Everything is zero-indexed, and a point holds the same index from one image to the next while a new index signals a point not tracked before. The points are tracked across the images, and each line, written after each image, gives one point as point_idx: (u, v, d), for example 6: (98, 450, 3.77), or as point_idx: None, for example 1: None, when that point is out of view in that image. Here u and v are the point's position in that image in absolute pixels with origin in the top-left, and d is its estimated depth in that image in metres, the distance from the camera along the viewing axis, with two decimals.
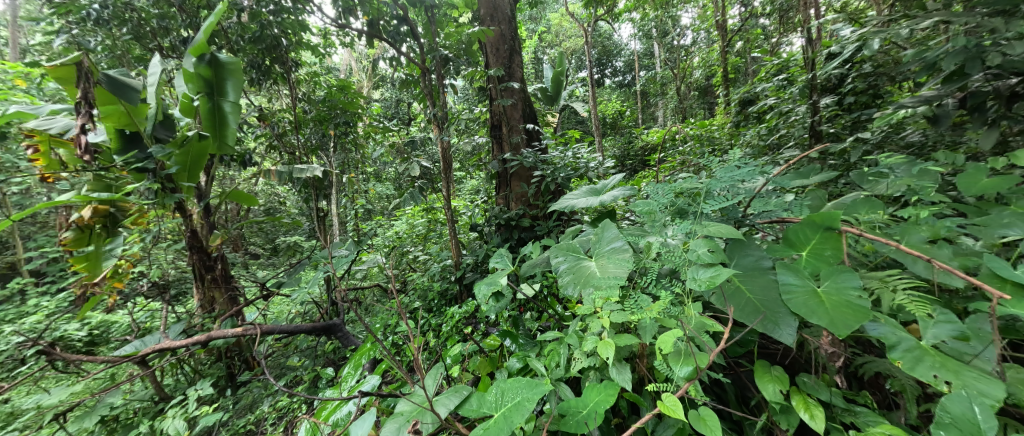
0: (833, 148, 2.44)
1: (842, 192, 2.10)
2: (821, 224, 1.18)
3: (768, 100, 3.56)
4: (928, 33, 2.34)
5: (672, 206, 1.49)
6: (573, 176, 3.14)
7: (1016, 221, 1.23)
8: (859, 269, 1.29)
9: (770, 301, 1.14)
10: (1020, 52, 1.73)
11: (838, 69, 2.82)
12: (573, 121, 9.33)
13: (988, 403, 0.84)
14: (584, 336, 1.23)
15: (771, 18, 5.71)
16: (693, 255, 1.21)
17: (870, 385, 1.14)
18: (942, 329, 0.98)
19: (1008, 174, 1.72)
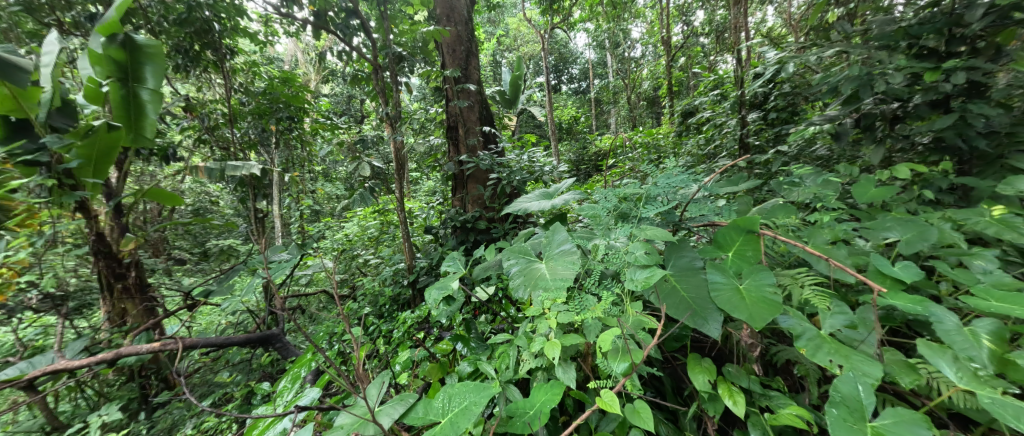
0: (759, 158, 2.72)
1: (766, 199, 2.34)
2: (744, 228, 1.31)
3: (705, 112, 3.88)
4: (834, 60, 2.67)
5: (616, 208, 1.60)
6: (528, 179, 3.20)
7: (896, 224, 1.44)
8: (775, 268, 1.44)
9: (701, 299, 1.24)
10: (899, 81, 2.03)
11: (763, 87, 3.13)
12: (530, 125, 9.50)
13: (869, 381, 0.98)
14: (532, 337, 1.27)
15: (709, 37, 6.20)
16: (631, 257, 1.30)
17: (782, 372, 1.28)
18: (837, 320, 1.12)
19: (892, 184, 2.02)
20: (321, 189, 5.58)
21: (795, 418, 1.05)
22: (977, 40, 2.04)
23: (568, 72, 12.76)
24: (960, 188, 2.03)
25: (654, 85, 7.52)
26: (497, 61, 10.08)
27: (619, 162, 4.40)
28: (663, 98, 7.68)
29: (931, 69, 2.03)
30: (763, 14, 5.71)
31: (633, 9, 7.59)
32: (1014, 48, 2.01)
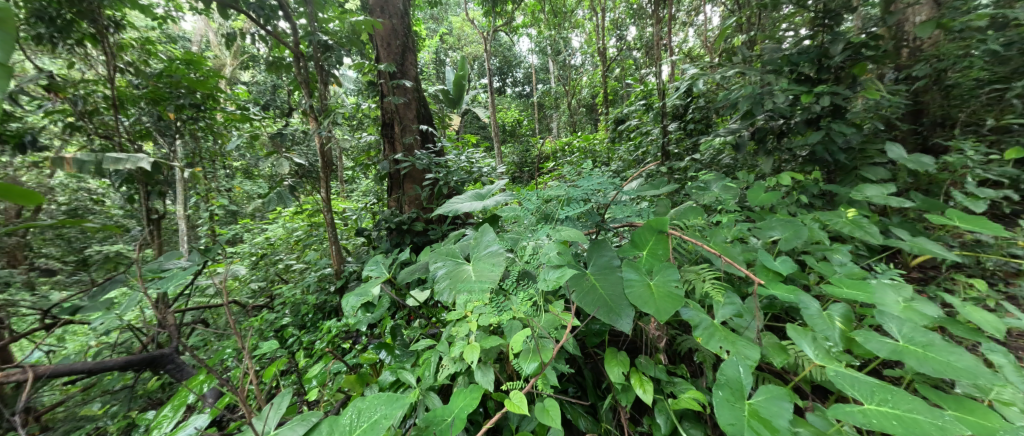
0: (678, 164, 2.96)
1: (683, 202, 2.56)
2: (656, 228, 1.41)
3: (636, 121, 4.13)
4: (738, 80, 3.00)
5: (539, 210, 1.66)
6: (467, 181, 3.14)
7: (779, 225, 1.66)
8: (683, 265, 1.58)
9: (616, 295, 1.31)
10: (782, 101, 2.35)
11: (683, 100, 3.42)
12: (474, 126, 9.41)
13: (748, 363, 1.12)
14: (453, 341, 1.26)
15: (642, 51, 6.60)
16: (545, 257, 1.35)
17: (686, 359, 1.41)
18: (727, 309, 1.26)
19: (782, 190, 2.32)
20: (238, 187, 5.01)
21: (692, 401, 1.16)
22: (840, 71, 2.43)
23: (511, 75, 12.86)
24: (832, 194, 2.39)
25: (592, 92, 7.83)
26: (440, 59, 9.89)
27: (558, 165, 4.50)
28: (600, 105, 8.02)
29: (807, 92, 2.38)
30: (687, 33, 6.21)
31: (572, 19, 7.87)
32: (865, 79, 2.43)
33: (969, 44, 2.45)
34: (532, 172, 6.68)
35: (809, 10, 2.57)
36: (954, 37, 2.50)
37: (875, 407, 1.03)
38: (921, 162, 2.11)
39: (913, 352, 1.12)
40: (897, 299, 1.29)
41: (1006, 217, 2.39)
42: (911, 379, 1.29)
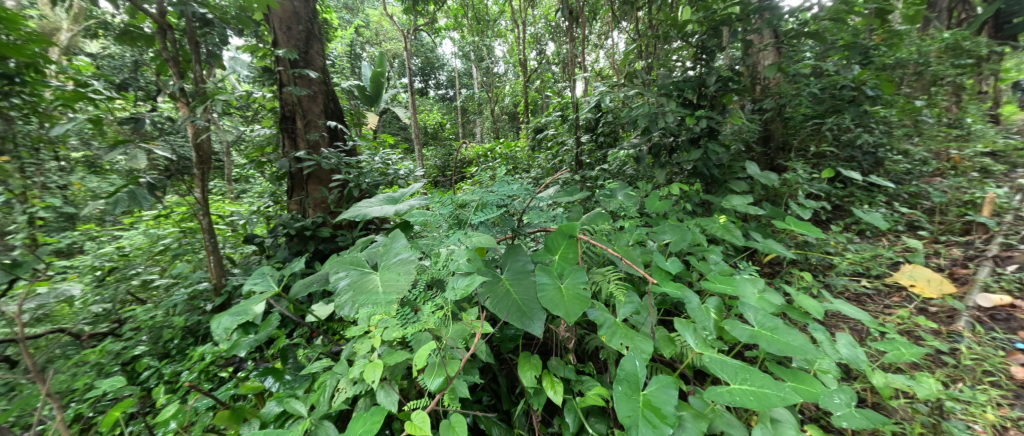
0: (589, 174, 3.13)
1: (593, 209, 2.72)
2: (567, 233, 1.47)
3: (553, 131, 4.29)
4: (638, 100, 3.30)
5: (453, 215, 1.64)
6: (382, 183, 2.94)
7: (669, 229, 1.86)
8: (591, 268, 1.67)
9: (530, 299, 1.33)
10: (671, 121, 2.65)
11: (594, 114, 3.64)
12: (392, 126, 8.94)
13: (643, 356, 1.21)
14: (352, 362, 1.18)
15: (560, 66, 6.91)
16: (454, 265, 1.32)
17: (592, 357, 1.49)
18: (627, 308, 1.36)
19: (674, 200, 2.60)
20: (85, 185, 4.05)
21: (597, 397, 1.22)
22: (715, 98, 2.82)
23: (433, 78, 12.54)
24: (711, 202, 2.74)
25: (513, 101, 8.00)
26: (355, 52, 9.22)
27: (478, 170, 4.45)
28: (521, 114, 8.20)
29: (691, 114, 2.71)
30: (598, 54, 6.71)
31: (495, 28, 7.95)
32: (732, 108, 2.85)
33: (799, 87, 3.02)
34: (454, 177, 6.52)
35: (693, 45, 2.96)
36: (791, 80, 3.06)
37: (739, 386, 1.19)
38: (769, 178, 2.56)
39: (767, 336, 1.33)
40: (754, 292, 1.53)
41: (828, 222, 2.99)
42: (765, 357, 1.53)
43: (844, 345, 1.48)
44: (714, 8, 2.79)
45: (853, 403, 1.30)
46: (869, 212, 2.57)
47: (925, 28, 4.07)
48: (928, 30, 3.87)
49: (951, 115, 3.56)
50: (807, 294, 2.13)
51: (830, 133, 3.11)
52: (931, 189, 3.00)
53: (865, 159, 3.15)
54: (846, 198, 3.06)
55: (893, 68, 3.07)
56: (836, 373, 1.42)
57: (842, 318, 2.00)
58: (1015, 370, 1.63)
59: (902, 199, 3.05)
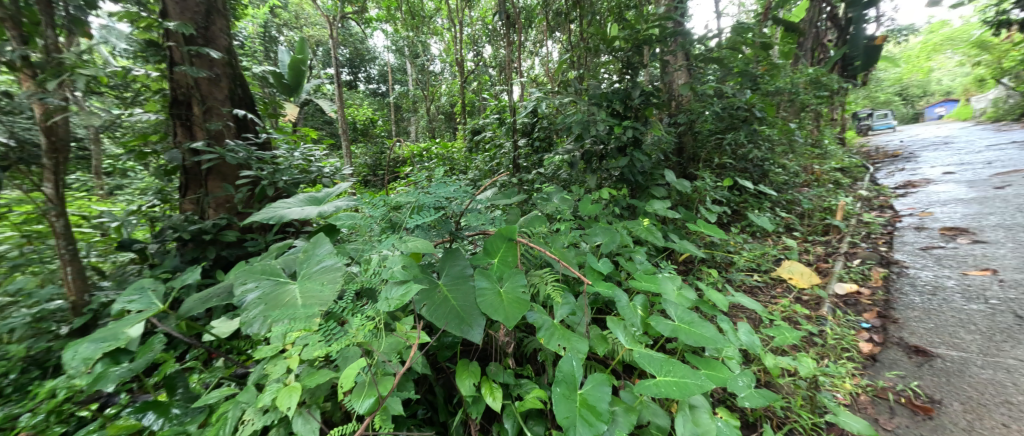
0: (526, 176, 3.13)
1: (530, 212, 2.73)
2: (506, 236, 1.42)
3: (490, 133, 4.23)
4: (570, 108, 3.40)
5: (386, 218, 1.52)
6: (303, 181, 2.65)
7: (601, 232, 1.91)
8: (529, 270, 1.65)
9: (468, 305, 1.26)
10: (601, 129, 2.75)
11: (530, 118, 3.64)
12: (316, 119, 8.23)
13: (579, 356, 1.21)
14: (263, 387, 1.04)
15: (498, 68, 6.92)
16: (387, 273, 1.22)
17: (531, 359, 1.46)
18: (564, 309, 1.35)
19: (606, 203, 2.70)
20: None
21: (536, 401, 1.20)
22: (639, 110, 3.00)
23: (364, 71, 11.85)
24: (636, 206, 2.90)
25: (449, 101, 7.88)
26: (272, 36, 8.34)
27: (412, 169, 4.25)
28: (458, 115, 8.09)
29: (619, 124, 2.86)
30: (533, 61, 6.88)
31: (431, 25, 7.73)
32: (653, 120, 3.07)
33: (704, 105, 3.26)
34: (385, 176, 6.19)
35: (618, 60, 3.09)
36: (699, 96, 3.27)
37: (663, 378, 1.22)
38: (683, 185, 2.79)
39: (687, 329, 1.39)
40: (674, 288, 1.61)
41: (729, 224, 3.35)
42: (680, 349, 1.60)
43: (744, 333, 1.57)
44: (638, 27, 2.96)
45: (754, 384, 1.36)
46: (759, 216, 2.91)
47: (795, 65, 4.86)
48: (802, 64, 4.58)
49: (822, 142, 4.81)
50: (714, 288, 2.33)
51: (729, 147, 3.49)
52: (801, 197, 3.63)
53: (755, 170, 3.63)
54: (742, 204, 3.46)
55: (773, 96, 3.60)
56: (739, 359, 1.51)
57: (742, 308, 2.20)
58: (862, 345, 1.86)
59: (781, 205, 3.62)
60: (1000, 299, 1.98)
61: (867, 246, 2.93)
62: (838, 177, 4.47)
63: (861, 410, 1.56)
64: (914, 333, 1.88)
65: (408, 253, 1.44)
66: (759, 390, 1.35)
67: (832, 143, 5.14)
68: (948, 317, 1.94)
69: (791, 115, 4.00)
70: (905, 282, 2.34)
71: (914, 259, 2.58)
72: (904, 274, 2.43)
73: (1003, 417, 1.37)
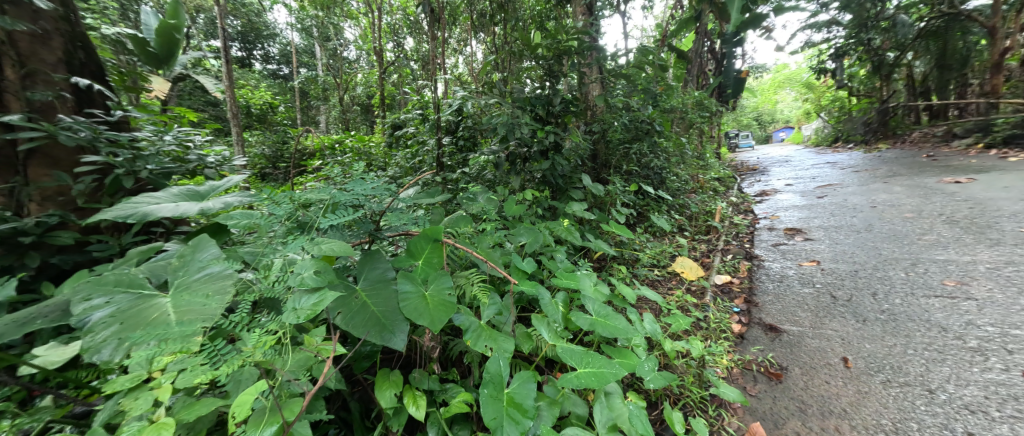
0: (449, 174, 3.03)
1: (453, 211, 2.67)
2: (431, 237, 1.34)
3: (411, 128, 4.00)
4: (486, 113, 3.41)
5: (292, 217, 1.34)
6: (178, 173, 2.05)
7: (526, 231, 1.92)
8: (455, 272, 1.58)
9: (390, 311, 1.15)
10: (524, 131, 2.78)
11: (453, 117, 3.50)
12: (198, 98, 7.01)
13: (506, 355, 1.18)
14: (120, 426, 0.83)
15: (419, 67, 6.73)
16: (295, 279, 1.06)
17: (457, 363, 1.40)
18: (491, 309, 1.31)
19: (527, 204, 2.74)
20: None
21: (463, 405, 1.14)
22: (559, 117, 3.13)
23: (261, 45, 10.46)
24: (556, 207, 2.99)
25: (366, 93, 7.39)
26: None
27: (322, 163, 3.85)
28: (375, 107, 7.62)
29: (541, 128, 2.93)
30: (457, 59, 6.80)
31: (345, 10, 7.18)
32: (570, 127, 3.23)
33: (616, 116, 3.53)
34: (288, 170, 5.55)
35: (539, 67, 3.11)
36: (610, 108, 3.52)
37: (583, 370, 1.23)
38: (598, 189, 2.98)
39: (603, 322, 1.44)
40: (591, 284, 1.68)
41: (636, 225, 3.63)
42: (596, 339, 1.62)
43: (649, 322, 1.66)
44: (559, 38, 3.00)
45: (656, 367, 1.40)
46: (661, 218, 3.23)
47: (685, 87, 5.56)
48: (690, 87, 5.26)
49: (702, 154, 5.64)
50: (624, 283, 2.48)
51: (635, 155, 3.82)
52: (690, 203, 4.17)
53: (655, 176, 4.02)
54: (647, 207, 3.77)
55: (669, 112, 4.17)
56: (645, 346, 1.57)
57: (646, 300, 2.36)
58: (733, 326, 2.03)
59: (675, 208, 4.10)
60: (822, 283, 2.37)
61: (738, 243, 3.40)
62: (716, 185, 5.22)
63: (735, 383, 1.67)
64: (767, 314, 2.13)
65: (318, 257, 1.28)
66: (662, 372, 1.40)
67: (711, 158, 5.97)
68: (789, 299, 2.25)
69: (682, 129, 4.87)
70: (761, 272, 2.72)
71: (767, 254, 3.07)
72: (762, 266, 2.82)
73: (830, 378, 1.55)
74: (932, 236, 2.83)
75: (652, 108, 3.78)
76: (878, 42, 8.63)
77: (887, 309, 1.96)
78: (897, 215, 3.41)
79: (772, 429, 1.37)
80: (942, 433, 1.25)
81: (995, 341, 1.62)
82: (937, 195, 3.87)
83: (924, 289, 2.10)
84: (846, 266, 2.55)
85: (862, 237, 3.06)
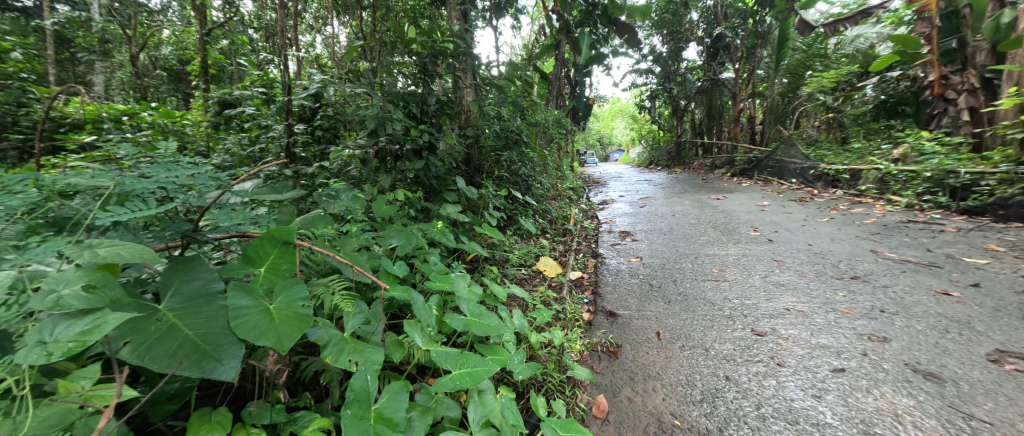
0: (303, 169, 2.67)
1: (308, 210, 2.41)
2: (279, 239, 1.16)
3: (246, 107, 3.17)
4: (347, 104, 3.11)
5: (38, 210, 1.01)
6: None
7: (397, 233, 1.83)
8: (311, 279, 1.42)
9: (215, 333, 0.97)
10: (396, 128, 2.64)
11: (309, 103, 3.04)
12: None
13: (374, 368, 1.10)
14: None
15: (263, 43, 5.79)
16: (51, 299, 0.81)
17: (309, 385, 1.25)
18: (356, 319, 1.21)
19: (397, 204, 2.63)
20: None
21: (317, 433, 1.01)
22: (433, 117, 3.08)
23: None
24: (429, 209, 2.95)
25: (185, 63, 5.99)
26: None
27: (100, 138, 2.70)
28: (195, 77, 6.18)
29: (415, 126, 2.83)
30: (313, 39, 6.10)
31: None
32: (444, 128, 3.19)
33: (488, 123, 3.66)
34: None
35: (414, 64, 3.01)
36: (483, 115, 3.67)
37: (458, 371, 1.23)
38: (471, 192, 3.04)
39: (477, 322, 1.47)
40: (465, 286, 1.70)
41: (506, 227, 3.80)
42: (468, 339, 1.63)
43: (517, 318, 1.76)
44: (434, 37, 2.94)
45: (525, 359, 1.50)
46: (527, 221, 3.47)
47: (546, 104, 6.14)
48: (549, 104, 5.82)
49: (558, 164, 6.28)
50: (495, 283, 2.58)
51: (504, 161, 4.01)
52: (550, 208, 4.61)
53: (521, 182, 4.29)
54: (515, 211, 4.00)
55: (533, 125, 4.54)
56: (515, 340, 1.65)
57: (514, 297, 2.50)
58: (584, 314, 2.30)
59: (539, 213, 4.46)
60: (642, 274, 2.89)
61: (587, 244, 3.89)
62: (570, 193, 5.89)
63: (585, 364, 1.86)
64: (608, 302, 2.47)
65: (95, 266, 1.00)
66: (530, 363, 1.49)
67: (565, 168, 6.72)
68: (623, 289, 2.66)
69: (544, 143, 5.31)
70: (604, 268, 3.15)
71: (609, 252, 3.58)
72: (604, 262, 3.28)
73: (650, 348, 1.88)
74: (707, 236, 3.76)
75: (519, 119, 4.04)
76: (676, 91, 11.36)
77: (682, 291, 2.50)
78: (688, 221, 4.45)
79: (611, 398, 1.56)
80: (712, 378, 1.60)
81: (740, 309, 2.17)
82: (710, 207, 5.18)
83: (701, 275, 2.75)
84: (660, 260, 3.17)
85: (668, 237, 3.86)
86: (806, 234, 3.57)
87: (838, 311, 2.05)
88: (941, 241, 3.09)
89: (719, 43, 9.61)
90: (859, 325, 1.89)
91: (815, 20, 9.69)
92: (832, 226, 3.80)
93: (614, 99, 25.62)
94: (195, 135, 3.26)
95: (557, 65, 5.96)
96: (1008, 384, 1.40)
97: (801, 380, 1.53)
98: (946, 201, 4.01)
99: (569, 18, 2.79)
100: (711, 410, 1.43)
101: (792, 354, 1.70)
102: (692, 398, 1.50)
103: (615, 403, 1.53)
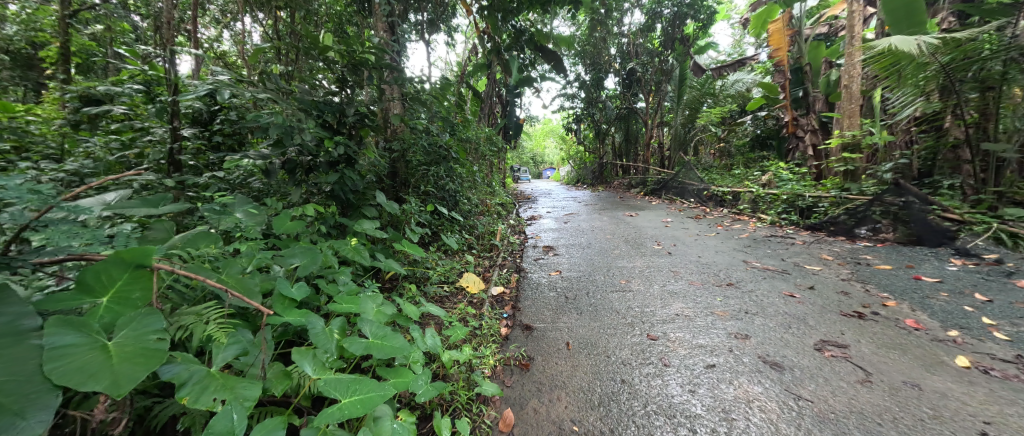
0: (190, 179, 2.36)
1: (194, 226, 2.13)
2: (130, 263, 1.02)
3: (119, 105, 2.72)
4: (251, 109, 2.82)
5: None
6: None
7: (300, 252, 1.70)
8: (179, 308, 1.26)
9: (19, 380, 0.82)
10: (308, 140, 2.46)
11: (204, 105, 2.71)
12: None
13: (246, 405, 1.00)
14: None
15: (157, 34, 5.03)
16: None
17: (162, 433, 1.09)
18: (229, 351, 1.10)
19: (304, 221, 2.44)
20: None
21: None
22: (352, 129, 2.95)
23: None
24: (345, 225, 2.78)
25: (41, 48, 4.91)
26: None
27: None
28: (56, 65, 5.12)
29: (330, 138, 2.66)
30: (220, 35, 5.45)
31: None
32: (365, 140, 3.07)
33: (415, 137, 3.60)
34: None
35: (333, 71, 2.86)
36: (410, 129, 3.60)
37: (348, 400, 1.17)
38: (392, 207, 2.94)
39: (378, 344, 1.41)
40: (373, 307, 1.63)
41: (429, 243, 3.74)
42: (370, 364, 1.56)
43: (429, 337, 1.73)
44: (354, 46, 2.79)
45: (430, 380, 1.47)
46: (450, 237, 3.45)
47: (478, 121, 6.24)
48: (479, 122, 5.91)
49: (488, 181, 6.36)
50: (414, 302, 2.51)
51: (431, 176, 3.96)
52: (478, 224, 4.64)
53: (448, 198, 4.27)
54: (441, 226, 3.96)
55: (463, 141, 4.56)
56: (423, 360, 1.62)
57: (432, 315, 2.46)
58: (502, 329, 2.34)
59: (465, 228, 4.46)
60: (561, 288, 3.03)
61: (511, 259, 3.99)
62: (498, 209, 5.97)
63: (497, 379, 1.88)
64: (526, 316, 2.54)
65: None
66: (434, 384, 1.47)
67: (495, 184, 6.82)
68: (541, 302, 2.76)
69: (474, 159, 5.36)
70: (526, 282, 3.24)
71: (532, 266, 3.70)
72: (526, 277, 3.38)
73: (559, 359, 1.97)
74: (620, 250, 4.08)
75: (449, 135, 4.04)
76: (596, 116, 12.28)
77: (593, 302, 2.67)
78: (606, 236, 4.79)
79: (518, 411, 1.61)
80: (610, 382, 1.73)
81: (640, 316, 2.38)
82: (624, 223, 5.66)
83: (612, 286, 2.97)
84: (578, 273, 3.36)
85: (586, 251, 4.11)
86: (699, 248, 4.07)
87: (715, 314, 2.36)
88: (794, 252, 3.75)
89: (633, 76, 10.67)
90: (729, 326, 2.19)
91: (706, 63, 11.34)
92: (717, 240, 4.39)
93: (543, 120, 26.98)
94: (41, 134, 2.68)
95: (489, 85, 6.09)
96: (826, 368, 1.74)
97: (681, 378, 1.73)
98: (797, 219, 4.90)
99: (499, 41, 2.90)
100: (606, 412, 1.54)
101: (676, 354, 1.91)
102: (591, 403, 1.60)
103: (520, 416, 1.58)
